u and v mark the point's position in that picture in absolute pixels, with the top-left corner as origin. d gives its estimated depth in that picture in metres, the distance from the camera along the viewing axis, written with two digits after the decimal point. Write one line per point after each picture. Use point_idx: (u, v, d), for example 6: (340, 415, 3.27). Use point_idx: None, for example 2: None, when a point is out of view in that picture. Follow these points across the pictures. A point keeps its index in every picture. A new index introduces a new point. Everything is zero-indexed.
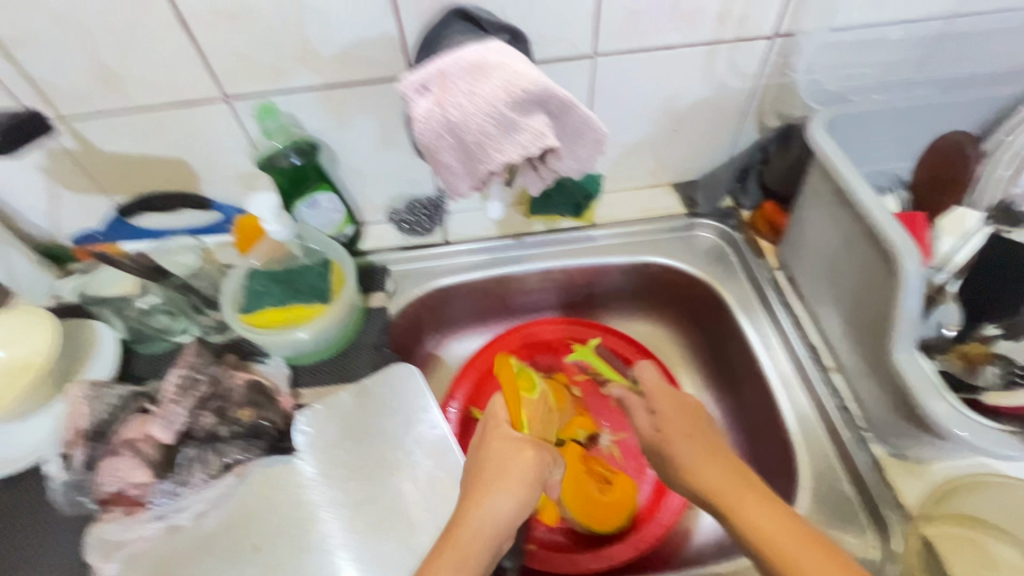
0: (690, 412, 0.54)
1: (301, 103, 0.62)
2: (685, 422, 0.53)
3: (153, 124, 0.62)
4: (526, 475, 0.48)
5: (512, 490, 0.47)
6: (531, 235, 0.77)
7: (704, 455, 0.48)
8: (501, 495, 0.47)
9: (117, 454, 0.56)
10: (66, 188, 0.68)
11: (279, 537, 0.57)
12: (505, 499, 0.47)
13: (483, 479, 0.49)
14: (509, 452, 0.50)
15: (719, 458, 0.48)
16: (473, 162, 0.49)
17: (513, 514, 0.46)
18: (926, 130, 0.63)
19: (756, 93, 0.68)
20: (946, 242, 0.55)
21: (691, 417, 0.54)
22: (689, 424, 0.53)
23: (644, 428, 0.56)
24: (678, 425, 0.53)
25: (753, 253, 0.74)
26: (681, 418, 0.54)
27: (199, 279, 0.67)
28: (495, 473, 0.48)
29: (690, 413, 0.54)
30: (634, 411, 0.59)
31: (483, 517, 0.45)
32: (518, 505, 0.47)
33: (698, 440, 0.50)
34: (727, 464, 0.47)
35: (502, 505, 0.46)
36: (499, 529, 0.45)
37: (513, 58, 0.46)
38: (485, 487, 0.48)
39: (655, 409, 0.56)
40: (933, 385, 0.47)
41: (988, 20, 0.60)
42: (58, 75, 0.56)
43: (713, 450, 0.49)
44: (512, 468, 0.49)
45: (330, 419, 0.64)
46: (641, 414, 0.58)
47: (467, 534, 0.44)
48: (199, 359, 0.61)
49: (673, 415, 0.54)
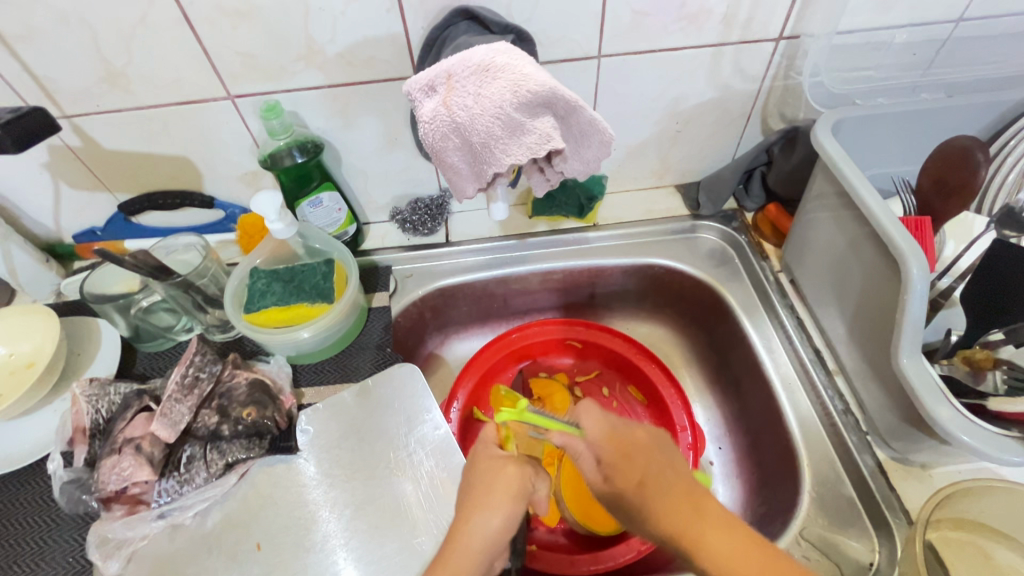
0: (632, 445, 0.47)
1: (305, 101, 0.62)
2: (620, 461, 0.46)
3: (157, 122, 0.62)
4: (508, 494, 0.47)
5: (495, 510, 0.47)
6: (534, 235, 0.77)
7: (658, 492, 0.42)
8: (484, 515, 0.46)
9: (119, 452, 0.55)
10: (70, 186, 0.68)
11: (281, 536, 0.57)
12: (490, 518, 0.46)
13: (470, 499, 0.48)
14: (494, 471, 0.49)
15: (672, 492, 0.43)
16: (480, 163, 0.49)
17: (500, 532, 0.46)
18: (931, 133, 0.63)
19: (761, 95, 0.68)
20: (951, 246, 0.56)
21: (643, 454, 0.46)
22: (627, 457, 0.46)
23: (595, 482, 0.47)
24: (630, 471, 0.45)
25: (756, 255, 0.74)
26: (631, 450, 0.46)
27: (202, 276, 0.66)
28: (479, 494, 0.48)
29: (629, 450, 0.46)
30: (579, 460, 0.49)
31: (472, 539, 0.46)
32: (504, 523, 0.46)
33: (654, 486, 0.43)
34: (678, 495, 0.42)
35: (489, 525, 0.46)
36: (487, 550, 0.45)
37: (521, 59, 0.45)
38: (471, 507, 0.47)
39: (598, 455, 0.47)
40: (937, 390, 0.47)
41: (994, 24, 0.60)
42: (62, 72, 0.56)
43: (669, 483, 0.43)
44: (494, 487, 0.48)
45: (332, 418, 0.64)
46: (582, 451, 0.48)
47: (457, 556, 0.45)
48: (202, 357, 0.61)
49: (619, 460, 0.46)
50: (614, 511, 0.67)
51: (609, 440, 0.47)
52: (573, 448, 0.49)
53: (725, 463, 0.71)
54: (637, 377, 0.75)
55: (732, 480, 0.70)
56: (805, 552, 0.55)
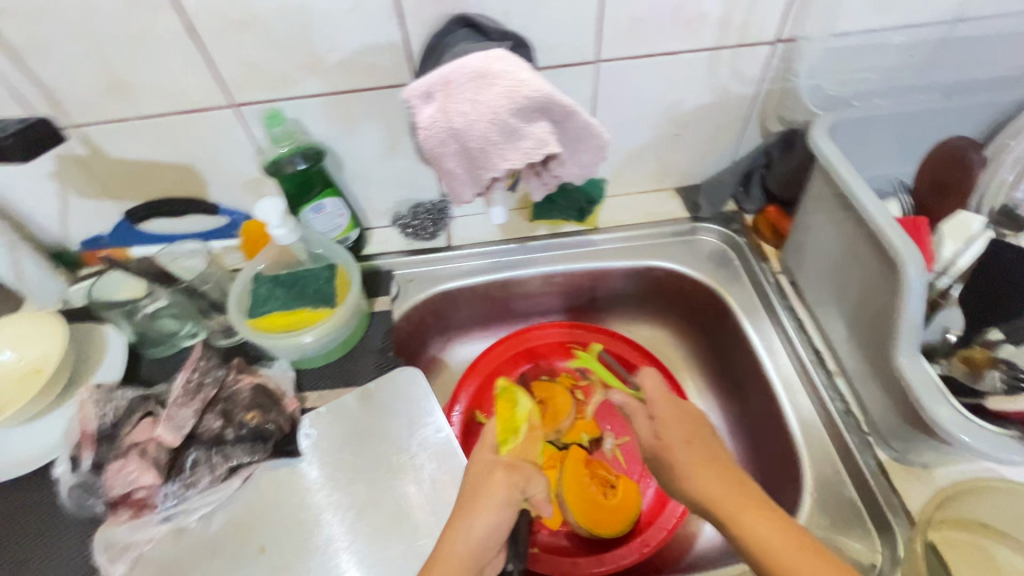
0: (688, 410, 0.54)
1: (307, 109, 0.63)
2: (688, 428, 0.52)
3: (162, 130, 0.63)
4: (500, 495, 0.51)
5: (484, 509, 0.50)
6: (535, 239, 0.77)
7: (702, 455, 0.49)
8: (473, 520, 0.49)
9: (124, 457, 0.56)
10: (77, 195, 0.69)
11: (284, 539, 0.58)
12: (479, 524, 0.49)
13: (461, 510, 0.51)
14: (491, 483, 0.52)
15: (710, 461, 0.48)
16: (476, 169, 0.50)
17: (490, 539, 0.49)
18: (928, 135, 0.63)
19: (759, 98, 0.68)
20: (949, 247, 0.54)
21: (687, 427, 0.52)
22: (693, 428, 0.52)
23: (646, 437, 0.54)
24: (678, 432, 0.52)
25: (756, 257, 0.74)
26: (676, 419, 0.53)
27: (205, 282, 0.69)
28: (474, 500, 0.51)
29: (693, 421, 0.53)
30: (634, 416, 0.57)
31: (460, 550, 0.48)
32: (492, 523, 0.49)
33: (698, 447, 0.50)
34: (709, 467, 0.48)
35: (478, 529, 0.49)
36: (474, 559, 0.48)
37: (517, 66, 0.46)
38: (463, 518, 0.50)
39: (652, 414, 0.55)
40: (936, 390, 0.47)
41: (989, 26, 0.60)
42: (70, 84, 0.57)
43: (713, 456, 0.49)
44: (487, 498, 0.51)
45: (336, 422, 0.64)
46: (641, 419, 0.56)
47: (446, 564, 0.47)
48: (206, 362, 0.62)
49: (672, 419, 0.53)
50: (617, 515, 0.67)
51: (667, 399, 0.55)
52: (631, 407, 0.58)
53: None
54: None
55: None
56: None
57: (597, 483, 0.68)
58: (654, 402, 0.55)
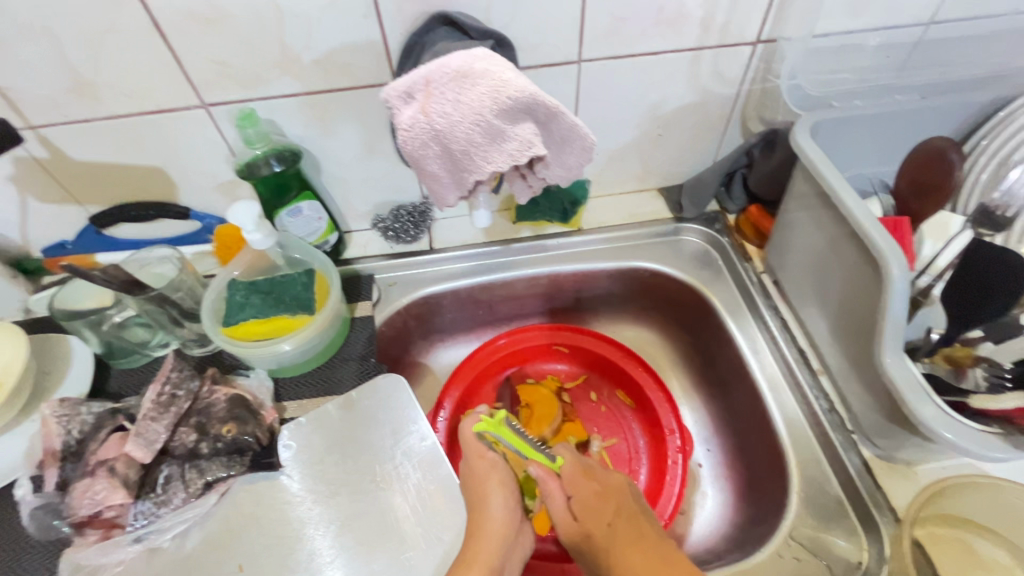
0: (605, 487, 0.56)
1: (281, 109, 0.61)
2: (594, 497, 0.54)
3: (128, 131, 0.60)
4: (500, 471, 0.56)
5: (496, 490, 0.55)
6: (518, 241, 0.76)
7: (623, 536, 0.51)
8: (490, 504, 0.54)
9: (92, 475, 0.53)
10: (36, 199, 0.65)
11: (263, 556, 0.56)
12: (495, 510, 0.54)
13: (478, 498, 0.55)
14: (486, 475, 0.55)
15: (635, 543, 0.50)
16: (460, 171, 0.48)
17: (512, 508, 0.55)
18: (905, 136, 0.64)
19: (740, 98, 0.68)
20: (929, 246, 0.56)
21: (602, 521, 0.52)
22: (601, 499, 0.54)
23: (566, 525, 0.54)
24: (600, 515, 0.53)
25: (739, 256, 0.74)
26: (596, 500, 0.54)
27: (178, 291, 0.64)
28: (480, 489, 0.55)
29: (602, 498, 0.54)
30: (551, 500, 0.54)
31: (493, 524, 0.53)
32: (506, 498, 0.55)
33: (620, 527, 0.52)
34: (635, 549, 0.49)
35: (497, 502, 0.54)
36: (506, 528, 0.53)
37: (499, 65, 0.45)
38: (481, 500, 0.54)
39: (569, 493, 0.54)
40: (920, 389, 0.47)
41: (960, 28, 0.61)
42: (28, 84, 0.54)
43: (634, 539, 0.50)
44: (490, 481, 0.55)
45: (316, 432, 0.62)
46: (556, 492, 0.54)
47: (486, 542, 0.52)
48: (178, 374, 0.59)
49: (590, 500, 0.54)
50: None
51: (585, 475, 0.56)
52: (546, 483, 0.55)
53: (713, 465, 0.71)
54: (625, 380, 0.75)
55: (720, 482, 0.70)
56: (795, 553, 0.55)
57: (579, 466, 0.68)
58: (579, 483, 0.55)
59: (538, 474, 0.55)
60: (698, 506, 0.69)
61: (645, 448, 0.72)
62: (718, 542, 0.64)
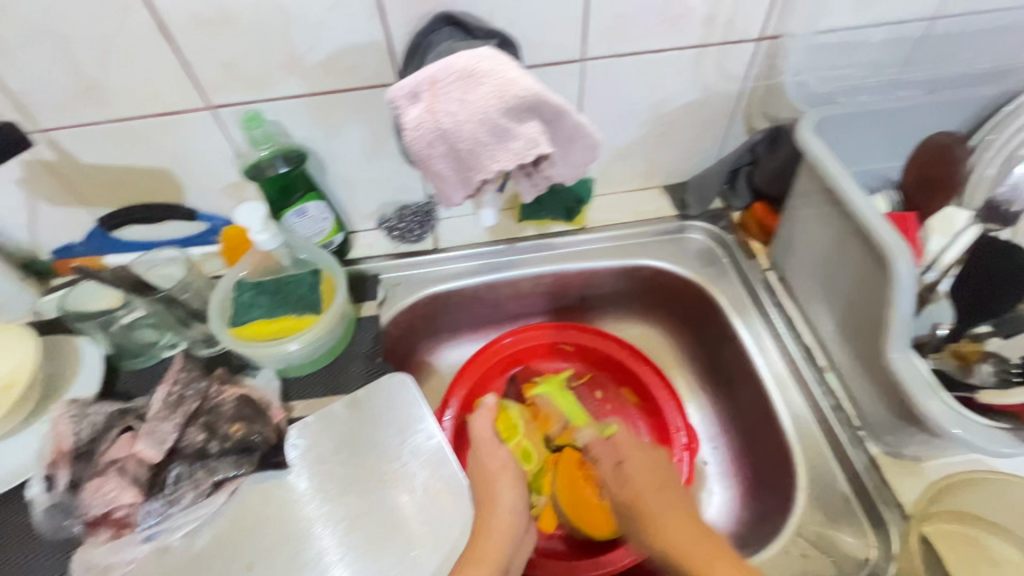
0: (658, 465, 0.62)
1: (286, 110, 0.61)
2: (647, 467, 0.61)
3: (135, 134, 0.60)
4: (509, 472, 0.63)
5: (509, 486, 0.62)
6: (522, 240, 0.76)
7: (666, 500, 0.57)
8: (502, 498, 0.60)
9: (103, 475, 0.54)
10: (45, 203, 0.66)
11: (272, 554, 0.56)
12: (505, 500, 0.60)
13: (489, 497, 0.60)
14: (499, 471, 0.63)
15: (677, 506, 0.56)
16: (466, 170, 0.48)
17: (519, 507, 0.60)
18: (911, 131, 0.64)
19: (744, 95, 0.68)
20: (937, 240, 0.55)
21: (649, 484, 0.59)
22: (651, 472, 0.60)
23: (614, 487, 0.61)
24: (647, 482, 0.59)
25: (744, 254, 0.74)
26: (647, 468, 0.61)
27: (186, 291, 0.65)
28: (490, 485, 0.62)
29: (653, 471, 0.60)
30: (602, 459, 0.65)
31: (500, 521, 0.58)
32: (517, 495, 0.61)
33: (669, 492, 0.58)
34: (678, 515, 0.55)
35: (507, 501, 0.60)
36: (512, 526, 0.58)
37: (505, 64, 0.45)
38: (492, 499, 0.60)
39: (620, 459, 0.63)
40: (928, 385, 0.47)
41: (967, 22, 0.60)
42: (36, 88, 0.55)
43: (674, 505, 0.56)
44: (501, 480, 0.62)
45: (323, 432, 0.62)
46: (607, 457, 0.64)
47: (494, 539, 0.56)
48: (186, 374, 0.60)
49: (638, 467, 0.61)
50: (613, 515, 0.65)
51: (631, 447, 0.64)
52: (597, 447, 0.67)
53: (720, 463, 0.71)
54: (630, 379, 0.75)
55: (727, 479, 0.70)
56: (802, 550, 0.56)
57: (593, 486, 0.67)
58: (626, 450, 0.63)
59: (590, 437, 0.66)
60: (706, 503, 0.68)
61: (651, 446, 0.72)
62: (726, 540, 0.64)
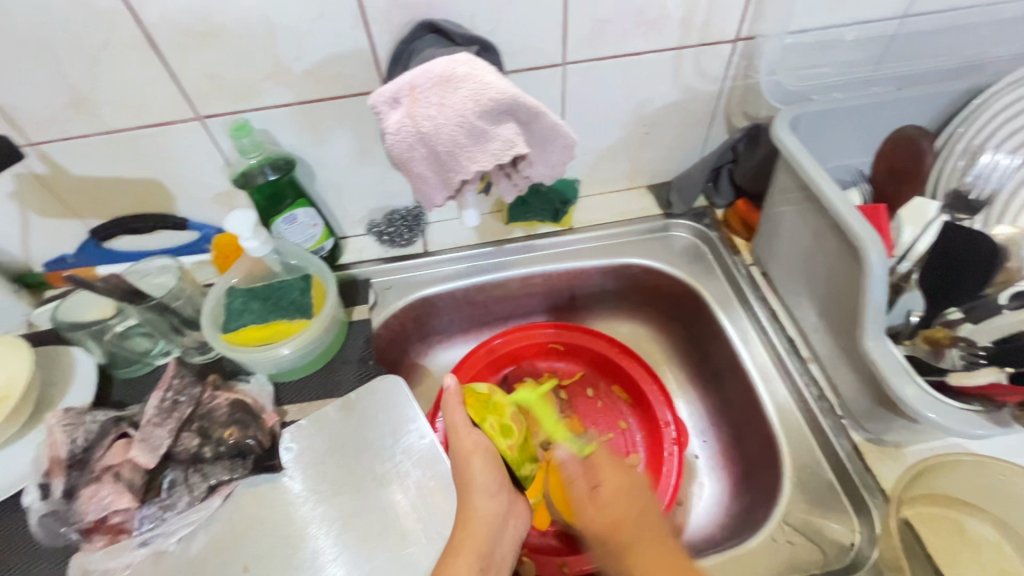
0: (634, 500, 0.52)
1: (273, 118, 0.62)
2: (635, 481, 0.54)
3: (126, 145, 0.61)
4: (484, 448, 0.56)
5: (483, 466, 0.55)
6: (510, 241, 0.77)
7: (645, 533, 0.49)
8: (477, 482, 0.54)
9: (99, 481, 0.55)
10: (37, 214, 0.67)
11: (266, 556, 0.56)
12: (479, 485, 0.54)
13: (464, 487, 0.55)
14: (473, 450, 0.56)
15: (654, 543, 0.48)
16: (446, 172, 0.50)
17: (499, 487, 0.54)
18: (883, 126, 0.65)
19: (723, 95, 0.70)
20: (908, 231, 0.57)
21: (630, 526, 0.49)
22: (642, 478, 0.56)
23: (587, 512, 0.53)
24: (622, 510, 0.51)
25: (727, 250, 0.76)
26: (623, 490, 0.53)
27: (177, 299, 0.66)
28: (465, 475, 0.55)
29: (628, 494, 0.52)
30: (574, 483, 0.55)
31: (478, 511, 0.52)
32: (496, 477, 0.55)
33: (642, 526, 0.50)
34: (651, 548, 0.48)
35: (481, 487, 0.54)
36: (493, 512, 0.52)
37: (480, 69, 0.46)
38: (466, 486, 0.55)
39: (597, 483, 0.54)
40: (902, 369, 0.48)
41: (934, 20, 0.62)
42: (29, 102, 0.56)
43: (648, 527, 0.50)
44: (473, 458, 0.55)
45: (316, 434, 0.63)
46: (578, 476, 0.56)
47: (472, 532, 0.51)
48: (180, 381, 0.62)
49: (615, 490, 0.53)
50: None
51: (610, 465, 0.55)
52: (570, 468, 0.56)
53: (710, 456, 0.72)
54: (621, 376, 0.76)
55: (718, 472, 0.71)
56: (788, 537, 0.57)
57: None
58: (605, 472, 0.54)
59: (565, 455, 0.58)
60: (696, 496, 0.70)
61: (642, 442, 0.73)
62: (715, 530, 0.66)
